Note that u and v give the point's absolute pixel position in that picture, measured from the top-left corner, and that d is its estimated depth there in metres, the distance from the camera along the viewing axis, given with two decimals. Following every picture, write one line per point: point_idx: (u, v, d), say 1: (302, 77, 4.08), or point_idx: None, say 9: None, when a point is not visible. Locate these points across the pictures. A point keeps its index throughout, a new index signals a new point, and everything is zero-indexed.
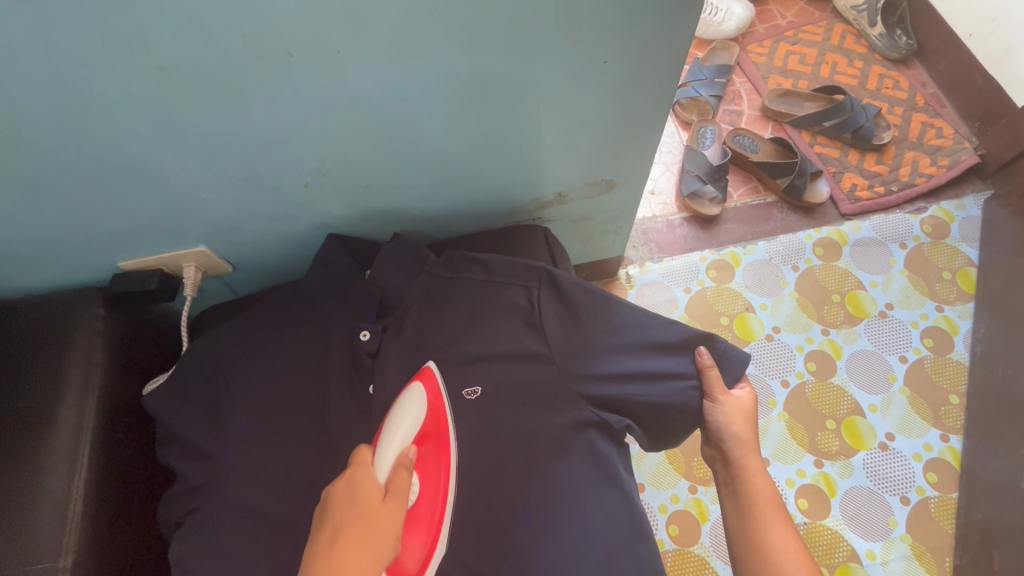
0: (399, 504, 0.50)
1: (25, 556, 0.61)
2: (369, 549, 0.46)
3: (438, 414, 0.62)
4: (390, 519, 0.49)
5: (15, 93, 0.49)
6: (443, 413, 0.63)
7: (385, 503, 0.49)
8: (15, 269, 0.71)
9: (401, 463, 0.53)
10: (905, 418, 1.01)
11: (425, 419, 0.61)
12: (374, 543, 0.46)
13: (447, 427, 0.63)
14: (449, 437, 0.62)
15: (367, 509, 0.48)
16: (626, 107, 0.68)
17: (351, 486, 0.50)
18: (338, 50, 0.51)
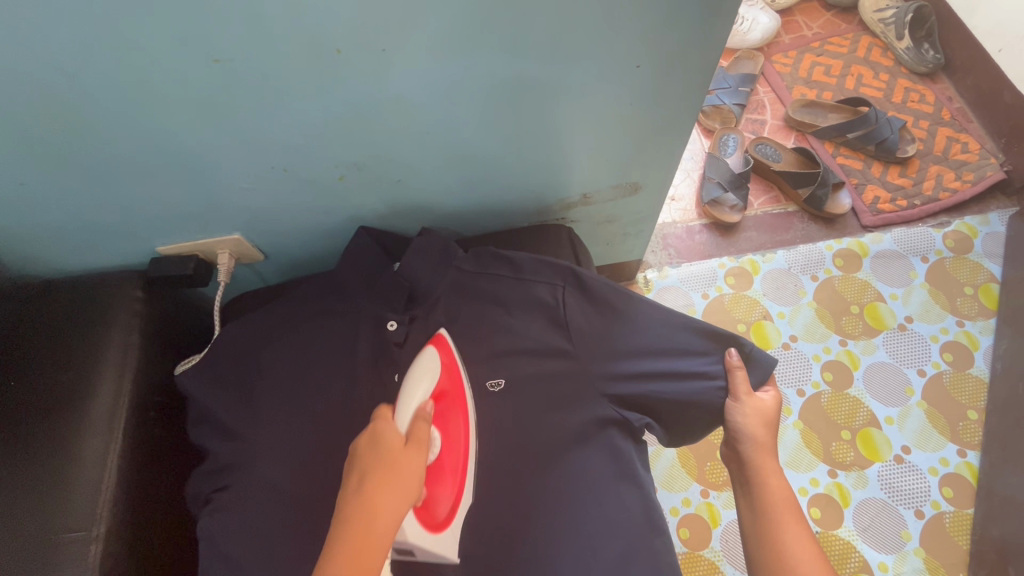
0: (420, 451, 0.55)
1: (60, 523, 0.63)
2: (396, 489, 0.51)
3: (454, 374, 0.65)
4: (415, 466, 0.53)
5: (78, 80, 0.52)
6: (460, 373, 0.66)
7: (407, 449, 0.54)
8: (61, 249, 0.75)
9: (421, 416, 0.57)
10: (921, 431, 1.00)
11: (441, 378, 0.64)
12: (401, 486, 0.51)
13: (465, 389, 0.66)
14: (467, 398, 0.65)
15: (392, 458, 0.53)
16: (655, 112, 0.69)
17: (375, 437, 0.54)
18: (383, 48, 0.53)
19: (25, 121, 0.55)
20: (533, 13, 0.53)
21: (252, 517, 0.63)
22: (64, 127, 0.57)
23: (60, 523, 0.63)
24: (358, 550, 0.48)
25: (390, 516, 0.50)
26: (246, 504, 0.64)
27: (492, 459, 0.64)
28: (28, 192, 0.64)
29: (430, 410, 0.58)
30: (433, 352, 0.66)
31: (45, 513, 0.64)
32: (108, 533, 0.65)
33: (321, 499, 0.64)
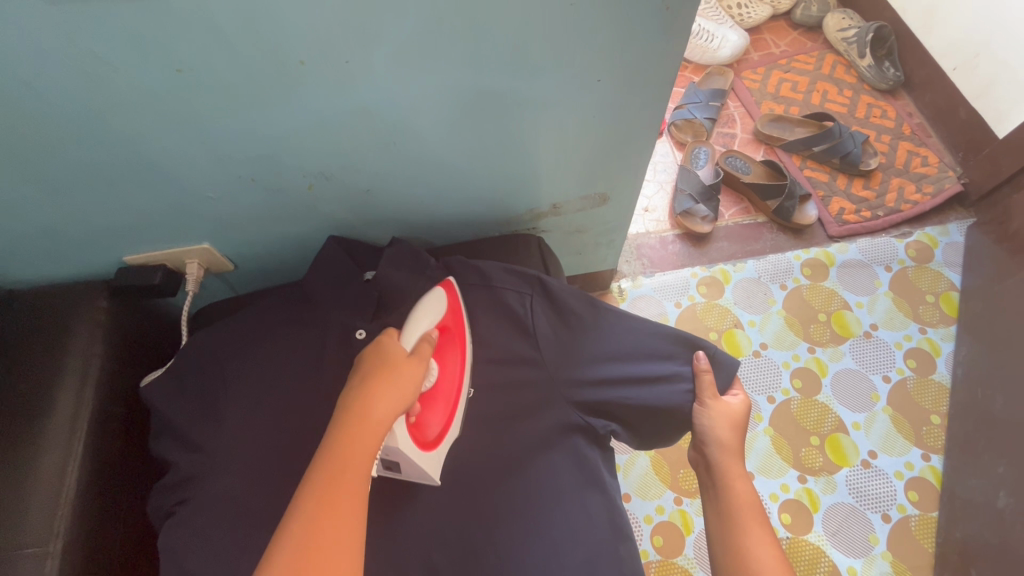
0: (421, 365, 0.57)
1: (15, 538, 0.62)
2: (396, 388, 0.54)
3: (457, 313, 0.68)
4: (416, 375, 0.56)
5: (38, 88, 0.52)
6: (462, 313, 0.69)
7: (410, 360, 0.57)
8: (24, 259, 0.74)
9: (426, 339, 0.61)
10: (887, 436, 1.03)
11: (447, 313, 0.67)
12: (400, 387, 0.54)
13: (465, 330, 0.69)
14: (466, 336, 0.68)
15: (395, 362, 0.56)
16: (619, 124, 0.71)
17: (380, 348, 0.58)
18: (348, 60, 0.55)
19: None
20: (495, 26, 0.54)
21: (214, 530, 0.62)
22: (24, 136, 0.56)
23: (15, 538, 0.62)
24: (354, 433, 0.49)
25: (389, 409, 0.52)
26: (208, 517, 0.63)
27: (459, 465, 0.65)
28: None
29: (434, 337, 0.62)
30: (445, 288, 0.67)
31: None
32: (65, 548, 0.63)
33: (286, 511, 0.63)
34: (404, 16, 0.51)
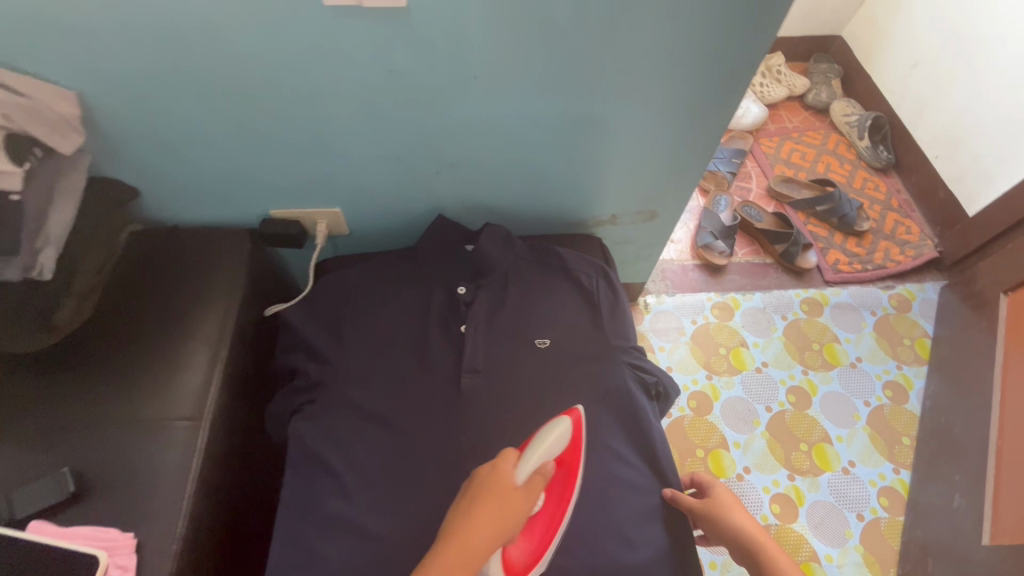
0: (527, 498, 0.59)
1: (175, 413, 0.77)
2: (497, 522, 0.56)
3: (575, 436, 0.69)
4: (520, 511, 0.58)
5: (287, 68, 0.71)
6: (580, 435, 0.69)
7: (518, 492, 0.59)
8: (197, 200, 0.92)
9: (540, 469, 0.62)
10: (864, 450, 1.20)
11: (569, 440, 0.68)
12: (500, 523, 0.56)
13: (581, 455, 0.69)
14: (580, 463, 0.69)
15: (504, 490, 0.58)
16: (680, 155, 0.92)
17: (495, 471, 0.60)
18: (507, 79, 0.75)
19: (230, 90, 0.73)
20: (615, 67, 0.76)
21: (338, 423, 0.78)
22: (256, 101, 0.75)
23: (176, 410, 0.78)
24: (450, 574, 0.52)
25: (487, 539, 0.55)
26: (334, 414, 0.78)
27: (532, 395, 0.79)
28: (199, 144, 0.82)
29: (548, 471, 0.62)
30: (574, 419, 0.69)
31: (165, 401, 0.78)
32: (211, 425, 0.78)
33: (394, 415, 0.78)
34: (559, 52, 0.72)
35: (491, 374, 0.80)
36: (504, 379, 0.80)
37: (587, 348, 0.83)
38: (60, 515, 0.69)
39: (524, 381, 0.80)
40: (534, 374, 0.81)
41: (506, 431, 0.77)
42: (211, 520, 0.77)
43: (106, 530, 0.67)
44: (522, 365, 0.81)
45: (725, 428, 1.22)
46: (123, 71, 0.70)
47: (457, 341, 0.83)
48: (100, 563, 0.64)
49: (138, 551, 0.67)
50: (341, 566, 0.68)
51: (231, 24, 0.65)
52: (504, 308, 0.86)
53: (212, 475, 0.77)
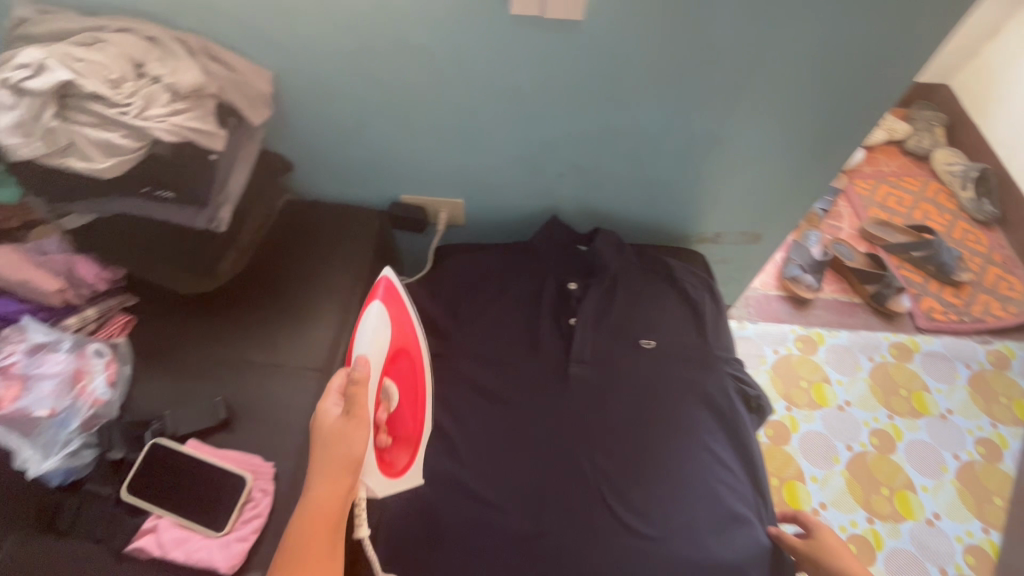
0: (357, 426, 0.64)
1: (310, 363, 0.86)
2: (318, 471, 0.62)
3: (403, 327, 0.78)
4: (342, 446, 0.63)
5: (454, 66, 0.79)
6: (406, 327, 0.78)
7: (348, 425, 0.64)
8: (340, 179, 1.02)
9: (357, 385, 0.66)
10: (951, 504, 1.16)
11: (394, 333, 0.76)
12: (330, 472, 0.62)
13: (412, 346, 0.79)
14: (417, 357, 0.79)
15: (329, 434, 0.64)
16: (797, 182, 0.95)
17: (319, 416, 0.66)
18: (648, 92, 0.81)
19: (400, 82, 0.83)
20: (753, 91, 0.80)
21: (452, 393, 0.84)
22: (418, 93, 0.84)
23: (309, 361, 0.86)
24: (332, 496, 0.62)
25: (315, 495, 0.61)
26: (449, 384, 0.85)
27: (635, 391, 0.84)
28: (357, 128, 0.91)
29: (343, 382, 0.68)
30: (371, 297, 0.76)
31: (301, 351, 0.86)
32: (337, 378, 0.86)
33: (505, 392, 0.84)
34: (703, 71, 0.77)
35: (598, 366, 0.85)
36: (609, 372, 0.85)
37: (692, 352, 0.87)
38: (212, 438, 0.78)
39: (629, 377, 0.85)
40: (639, 371, 0.85)
41: (609, 421, 0.81)
42: None
43: (251, 457, 0.75)
44: (628, 361, 0.86)
45: (802, 461, 1.21)
46: (314, 58, 0.80)
47: (566, 331, 0.89)
48: (246, 484, 0.72)
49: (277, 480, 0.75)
50: (454, 522, 0.74)
51: (418, 24, 0.74)
52: (613, 307, 0.91)
53: None
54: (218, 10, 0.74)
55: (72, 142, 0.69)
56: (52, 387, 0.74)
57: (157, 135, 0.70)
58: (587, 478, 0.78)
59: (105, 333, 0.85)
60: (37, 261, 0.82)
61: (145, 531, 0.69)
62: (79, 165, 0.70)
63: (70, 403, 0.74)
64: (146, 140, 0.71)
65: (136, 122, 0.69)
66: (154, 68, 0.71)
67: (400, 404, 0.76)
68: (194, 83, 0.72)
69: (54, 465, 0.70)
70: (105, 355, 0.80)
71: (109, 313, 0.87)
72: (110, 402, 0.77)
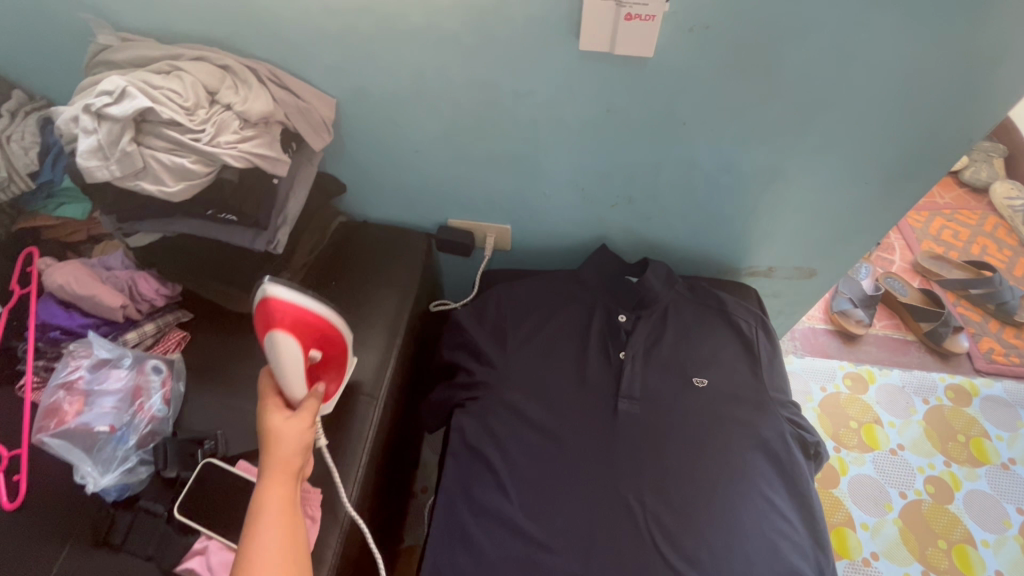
0: (309, 419, 0.67)
1: (357, 386, 0.85)
2: (272, 467, 0.62)
3: (312, 322, 0.67)
4: (297, 437, 0.65)
5: (515, 98, 0.79)
6: (316, 320, 0.68)
7: (292, 419, 0.66)
8: (391, 201, 1.03)
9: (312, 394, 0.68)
10: (1016, 562, 1.09)
11: (301, 337, 0.66)
12: (279, 461, 0.63)
13: (331, 323, 0.70)
14: (336, 327, 0.71)
15: (274, 429, 0.65)
16: (860, 221, 0.92)
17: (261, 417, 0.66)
18: (710, 127, 0.80)
19: (459, 111, 0.83)
20: (823, 128, 0.78)
21: (499, 423, 0.83)
22: (477, 123, 0.84)
23: (357, 384, 0.86)
24: (283, 487, 0.62)
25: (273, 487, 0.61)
26: (497, 414, 0.84)
27: (687, 431, 0.82)
28: (413, 154, 0.92)
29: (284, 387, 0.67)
30: (263, 322, 0.65)
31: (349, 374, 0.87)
32: (383, 403, 0.86)
33: (553, 425, 0.82)
34: (770, 107, 0.76)
35: (648, 402, 0.84)
36: (660, 410, 0.83)
37: (746, 392, 0.85)
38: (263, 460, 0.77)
39: (681, 415, 0.83)
40: (691, 410, 0.83)
41: (661, 460, 0.79)
42: (372, 490, 0.84)
43: None
44: (680, 399, 0.84)
45: (852, 506, 1.15)
46: (378, 86, 0.81)
47: (616, 365, 0.87)
48: None
49: (323, 504, 0.75)
50: (502, 559, 0.73)
51: (483, 57, 0.75)
52: (664, 342, 0.89)
53: (377, 449, 0.85)
54: (290, 40, 0.76)
55: (146, 165, 0.71)
56: (113, 403, 0.76)
57: (227, 161, 0.72)
58: (638, 520, 0.75)
59: (162, 348, 0.87)
60: (103, 276, 0.85)
61: (195, 552, 0.69)
62: (151, 187, 0.72)
63: (128, 418, 0.76)
64: (215, 164, 0.74)
65: (206, 147, 0.71)
66: (227, 95, 0.73)
67: (331, 377, 0.74)
68: (263, 111, 0.74)
69: (112, 481, 0.71)
70: (162, 372, 0.81)
71: (166, 328, 0.88)
72: (165, 418, 0.78)
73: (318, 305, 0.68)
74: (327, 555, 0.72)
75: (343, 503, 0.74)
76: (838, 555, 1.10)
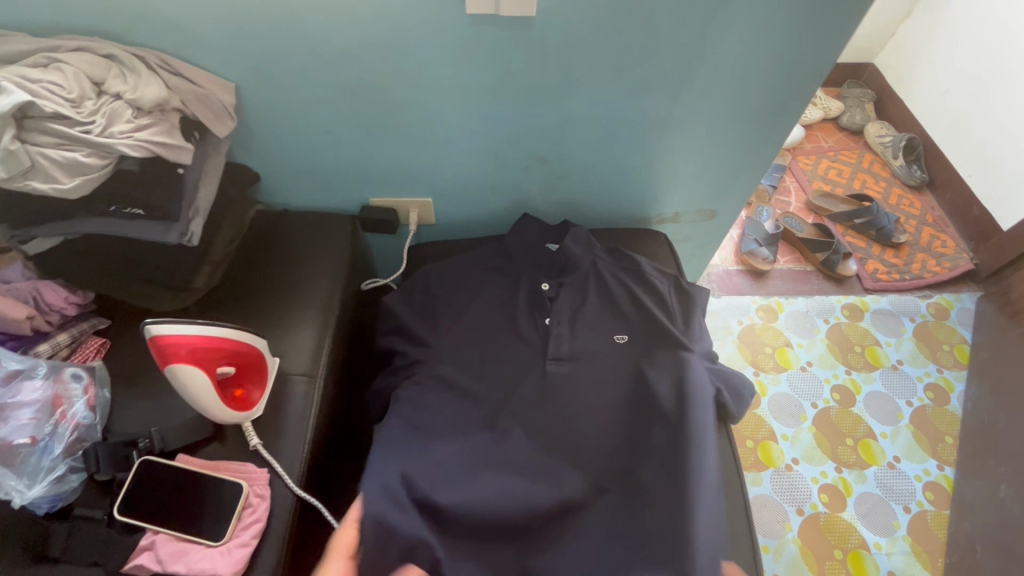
0: None
1: (295, 367, 0.86)
2: None
3: (203, 349, 0.69)
4: None
5: (415, 69, 0.82)
6: (205, 344, 0.69)
7: None
8: (309, 186, 1.03)
9: None
10: (909, 446, 1.25)
11: (198, 368, 0.68)
12: None
13: (219, 339, 0.71)
14: (225, 339, 0.71)
15: None
16: (745, 158, 1.01)
17: None
18: (600, 82, 0.86)
19: (362, 86, 0.84)
20: (702, 75, 0.86)
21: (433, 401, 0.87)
22: (382, 97, 0.86)
23: (295, 366, 0.86)
24: None
25: None
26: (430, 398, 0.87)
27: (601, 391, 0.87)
28: (322, 134, 0.93)
29: (204, 410, 0.71)
30: (158, 363, 0.66)
31: (286, 356, 0.87)
32: (324, 381, 0.87)
33: (485, 390, 0.88)
34: (651, 59, 0.83)
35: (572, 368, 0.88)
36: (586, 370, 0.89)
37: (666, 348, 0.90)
38: (202, 451, 0.77)
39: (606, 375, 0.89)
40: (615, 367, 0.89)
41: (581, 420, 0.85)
42: (322, 466, 0.85)
43: (244, 464, 0.76)
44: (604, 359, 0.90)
45: (773, 421, 1.28)
46: (276, 68, 0.81)
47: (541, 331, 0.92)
48: (243, 490, 0.73)
49: (270, 482, 0.76)
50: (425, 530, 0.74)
51: (376, 30, 0.77)
52: (586, 304, 0.93)
53: (323, 425, 0.86)
54: (178, 24, 0.75)
55: (34, 163, 0.68)
56: (30, 414, 0.73)
57: (123, 151, 0.70)
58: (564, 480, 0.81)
59: (80, 357, 0.84)
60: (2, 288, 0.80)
61: (142, 549, 0.68)
62: (42, 186, 0.69)
63: (50, 429, 0.73)
64: (111, 156, 0.72)
65: (99, 138, 0.69)
66: (115, 85, 0.71)
67: (251, 374, 0.78)
68: (156, 98, 0.72)
69: (40, 492, 0.69)
70: (83, 379, 0.78)
71: (82, 337, 0.85)
72: (92, 424, 0.76)
73: (207, 326, 0.70)
74: (281, 530, 0.73)
75: (290, 480, 0.76)
76: (765, 466, 1.22)
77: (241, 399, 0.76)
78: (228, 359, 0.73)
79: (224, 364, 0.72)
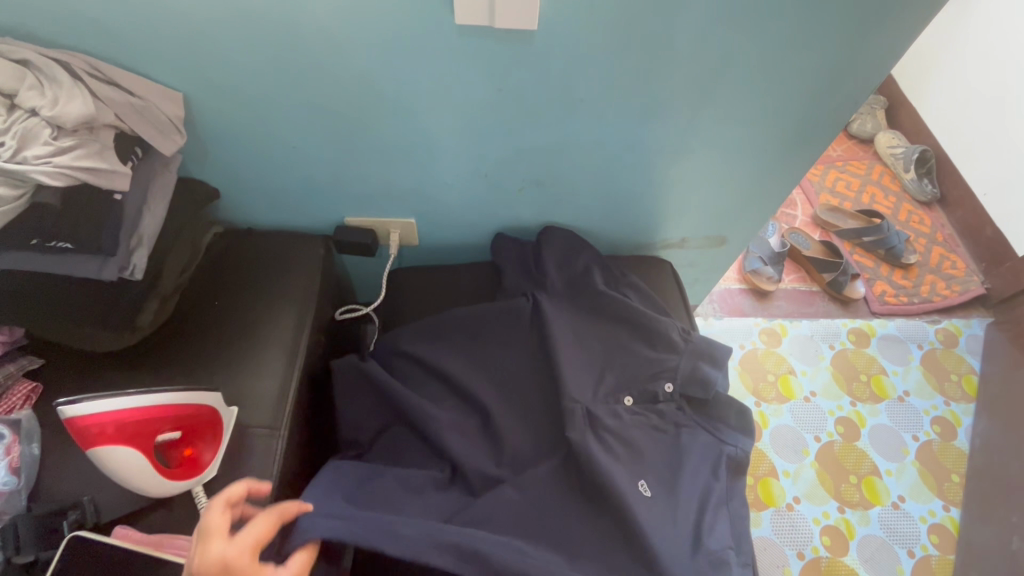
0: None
1: (253, 419, 0.75)
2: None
3: (123, 424, 0.60)
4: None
5: (395, 83, 0.71)
6: (127, 417, 0.60)
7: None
8: (279, 204, 0.92)
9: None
10: (915, 485, 1.20)
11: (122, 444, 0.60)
12: None
13: (144, 407, 0.61)
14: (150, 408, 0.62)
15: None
16: (759, 186, 0.92)
17: None
18: (610, 103, 0.76)
19: (335, 100, 0.73)
20: (723, 101, 0.76)
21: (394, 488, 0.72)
22: (358, 113, 0.75)
23: (256, 418, 0.75)
24: None
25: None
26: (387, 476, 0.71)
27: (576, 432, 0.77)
28: (291, 151, 0.82)
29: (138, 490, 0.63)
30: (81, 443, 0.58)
31: (246, 407, 0.75)
32: (287, 434, 0.75)
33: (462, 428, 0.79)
34: (667, 81, 0.72)
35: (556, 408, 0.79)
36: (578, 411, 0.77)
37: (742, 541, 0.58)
38: (145, 520, 0.68)
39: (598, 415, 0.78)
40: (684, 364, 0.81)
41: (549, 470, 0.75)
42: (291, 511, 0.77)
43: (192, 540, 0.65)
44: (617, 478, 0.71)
45: (774, 456, 1.21)
46: (233, 78, 0.70)
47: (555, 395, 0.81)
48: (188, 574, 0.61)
49: None
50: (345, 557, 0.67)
51: (350, 39, 0.66)
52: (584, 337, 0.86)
53: (288, 478, 0.76)
54: (117, 25, 0.63)
55: None
56: None
57: (39, 179, 0.60)
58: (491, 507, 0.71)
59: (6, 406, 0.72)
60: None
61: None
62: None
63: None
64: (26, 184, 0.62)
65: (10, 165, 0.58)
66: (30, 98, 0.59)
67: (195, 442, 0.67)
68: (81, 115, 0.61)
69: None
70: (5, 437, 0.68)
71: (9, 381, 0.74)
72: (15, 491, 0.66)
73: (142, 395, 0.61)
74: None
75: None
76: (765, 505, 1.16)
77: (190, 462, 0.67)
78: (167, 426, 0.63)
79: (166, 427, 0.64)
